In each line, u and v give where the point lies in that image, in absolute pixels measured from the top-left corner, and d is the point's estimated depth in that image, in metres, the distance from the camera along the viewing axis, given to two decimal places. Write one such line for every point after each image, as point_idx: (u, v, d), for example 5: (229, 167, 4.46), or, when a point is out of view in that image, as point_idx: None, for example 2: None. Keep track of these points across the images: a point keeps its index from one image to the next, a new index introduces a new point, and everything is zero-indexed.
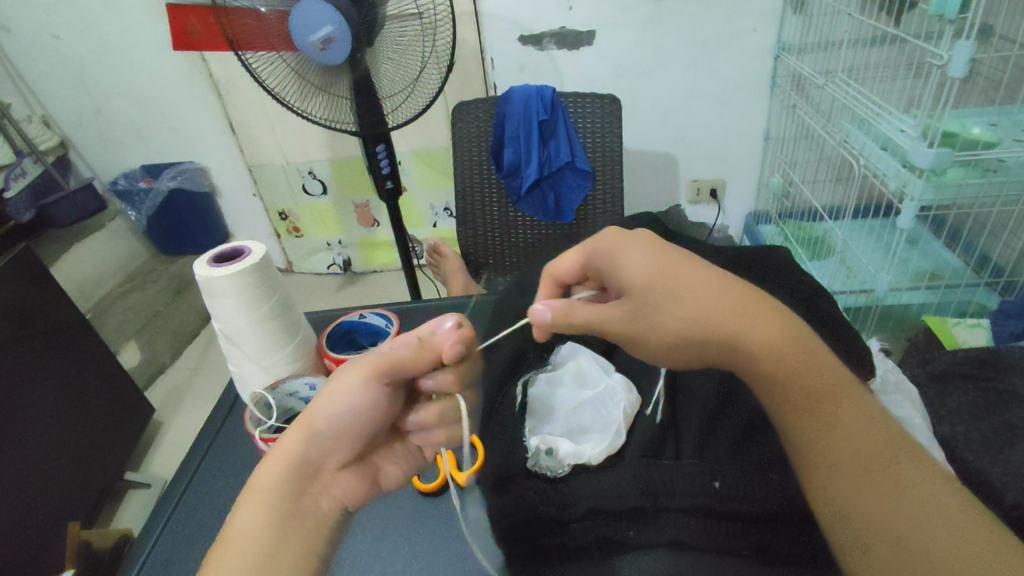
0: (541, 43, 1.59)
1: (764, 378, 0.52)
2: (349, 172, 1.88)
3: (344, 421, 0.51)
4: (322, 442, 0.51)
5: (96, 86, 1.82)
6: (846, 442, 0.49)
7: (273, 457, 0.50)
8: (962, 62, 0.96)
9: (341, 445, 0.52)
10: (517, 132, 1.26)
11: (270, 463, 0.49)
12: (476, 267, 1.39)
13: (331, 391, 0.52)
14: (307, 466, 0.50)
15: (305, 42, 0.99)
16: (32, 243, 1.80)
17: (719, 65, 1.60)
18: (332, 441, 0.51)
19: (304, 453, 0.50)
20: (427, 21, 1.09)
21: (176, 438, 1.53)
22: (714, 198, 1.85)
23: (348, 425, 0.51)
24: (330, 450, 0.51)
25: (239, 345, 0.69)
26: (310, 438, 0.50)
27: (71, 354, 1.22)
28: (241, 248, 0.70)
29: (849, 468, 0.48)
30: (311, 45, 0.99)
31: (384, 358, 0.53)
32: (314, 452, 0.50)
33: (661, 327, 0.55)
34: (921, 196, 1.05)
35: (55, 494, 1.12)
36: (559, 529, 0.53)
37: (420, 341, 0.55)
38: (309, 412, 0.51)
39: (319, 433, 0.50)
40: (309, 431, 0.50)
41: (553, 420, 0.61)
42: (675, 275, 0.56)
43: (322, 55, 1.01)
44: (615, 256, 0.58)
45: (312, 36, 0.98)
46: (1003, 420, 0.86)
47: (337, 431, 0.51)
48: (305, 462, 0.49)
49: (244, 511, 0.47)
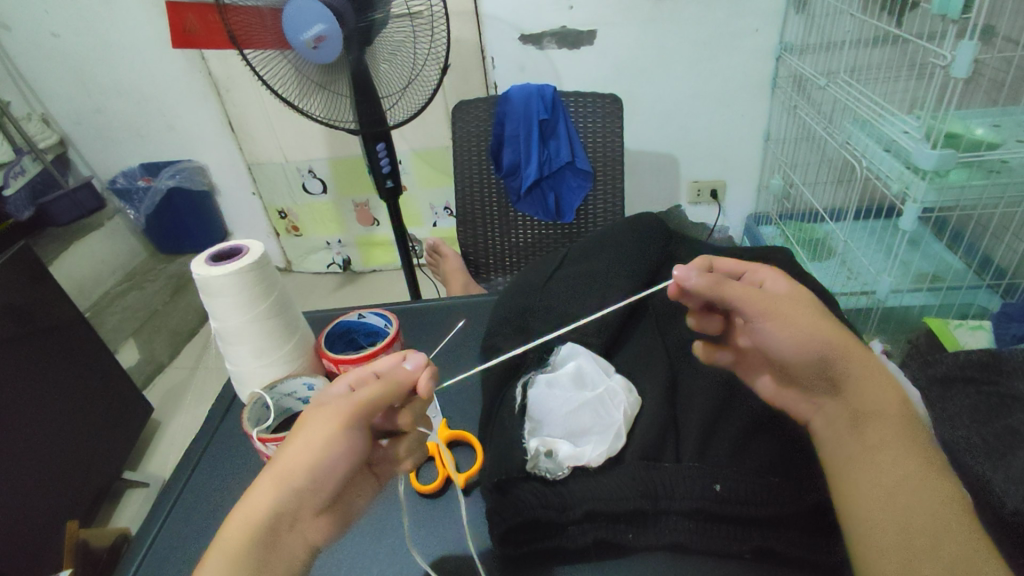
0: (542, 42, 1.58)
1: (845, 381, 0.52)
2: (349, 172, 1.88)
3: (316, 471, 0.47)
4: (292, 497, 0.47)
5: (95, 83, 1.81)
6: (878, 428, 0.50)
7: (242, 513, 0.46)
8: (966, 63, 0.95)
9: (315, 497, 0.48)
10: (517, 132, 1.26)
11: (240, 519, 0.46)
12: (476, 267, 1.38)
13: (301, 441, 0.48)
14: (280, 518, 0.47)
15: (297, 40, 0.98)
16: (31, 241, 1.80)
17: (720, 65, 1.60)
18: (304, 493, 0.47)
19: (276, 507, 0.46)
20: (418, 21, 1.09)
21: (175, 437, 1.53)
22: (714, 199, 1.85)
23: (326, 477, 0.48)
24: (304, 501, 0.47)
25: (237, 344, 0.69)
26: (281, 493, 0.47)
27: (70, 352, 1.22)
28: (239, 246, 0.69)
29: (872, 450, 0.49)
30: (303, 43, 0.98)
31: (361, 404, 0.50)
32: (288, 505, 0.47)
33: (788, 324, 0.54)
34: (924, 197, 1.05)
35: (54, 492, 1.12)
36: (558, 531, 0.54)
37: (391, 380, 0.53)
38: (276, 466, 0.47)
39: (290, 489, 0.47)
40: (280, 485, 0.47)
41: (552, 422, 0.59)
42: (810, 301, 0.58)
43: (313, 54, 1.00)
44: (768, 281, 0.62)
45: (303, 35, 0.97)
46: (1004, 424, 0.85)
47: (309, 483, 0.47)
48: (279, 514, 0.46)
49: (208, 567, 0.44)
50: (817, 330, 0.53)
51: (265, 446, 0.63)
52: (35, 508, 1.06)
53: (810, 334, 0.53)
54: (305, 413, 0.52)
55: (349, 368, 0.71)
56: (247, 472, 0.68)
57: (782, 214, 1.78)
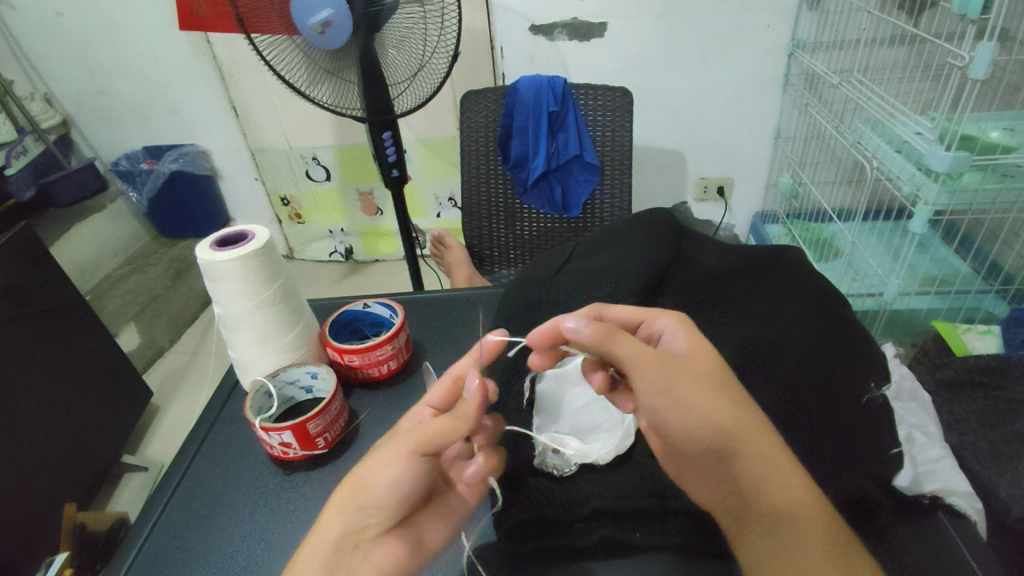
0: (552, 33, 1.56)
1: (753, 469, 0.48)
2: (354, 160, 1.86)
3: (374, 493, 0.50)
4: (355, 517, 0.50)
5: (98, 64, 1.79)
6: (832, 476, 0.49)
7: (316, 537, 0.50)
8: (984, 65, 0.93)
9: (377, 516, 0.50)
10: (526, 124, 1.25)
11: (314, 544, 0.49)
12: (480, 259, 1.38)
13: (370, 463, 0.51)
14: (349, 536, 0.50)
15: (304, 25, 0.97)
16: (32, 221, 1.78)
17: (731, 61, 1.58)
18: (364, 513, 0.50)
19: (346, 527, 0.50)
20: (428, 6, 1.07)
21: (174, 422, 1.52)
22: (720, 197, 1.84)
23: (386, 496, 0.50)
24: (369, 517, 0.50)
25: (240, 330, 0.68)
26: (351, 508, 0.50)
27: (71, 335, 1.21)
28: (244, 232, 0.68)
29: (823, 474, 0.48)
30: (311, 27, 0.97)
31: (417, 433, 0.50)
32: (354, 528, 0.50)
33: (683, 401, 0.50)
34: (935, 200, 1.03)
35: (53, 474, 1.12)
36: (565, 529, 0.53)
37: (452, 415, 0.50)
38: (347, 487, 0.51)
39: (354, 509, 0.50)
40: (347, 507, 0.50)
41: (558, 419, 0.60)
42: (723, 371, 0.52)
43: (320, 39, 0.99)
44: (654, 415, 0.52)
45: (312, 19, 0.96)
46: (1012, 429, 0.87)
47: (373, 502, 0.50)
48: (347, 532, 0.50)
49: None
50: (714, 409, 0.49)
51: (268, 434, 0.63)
52: (34, 490, 1.06)
53: (707, 413, 0.49)
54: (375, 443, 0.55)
55: (353, 359, 0.72)
56: (247, 460, 0.67)
57: (789, 213, 1.76)
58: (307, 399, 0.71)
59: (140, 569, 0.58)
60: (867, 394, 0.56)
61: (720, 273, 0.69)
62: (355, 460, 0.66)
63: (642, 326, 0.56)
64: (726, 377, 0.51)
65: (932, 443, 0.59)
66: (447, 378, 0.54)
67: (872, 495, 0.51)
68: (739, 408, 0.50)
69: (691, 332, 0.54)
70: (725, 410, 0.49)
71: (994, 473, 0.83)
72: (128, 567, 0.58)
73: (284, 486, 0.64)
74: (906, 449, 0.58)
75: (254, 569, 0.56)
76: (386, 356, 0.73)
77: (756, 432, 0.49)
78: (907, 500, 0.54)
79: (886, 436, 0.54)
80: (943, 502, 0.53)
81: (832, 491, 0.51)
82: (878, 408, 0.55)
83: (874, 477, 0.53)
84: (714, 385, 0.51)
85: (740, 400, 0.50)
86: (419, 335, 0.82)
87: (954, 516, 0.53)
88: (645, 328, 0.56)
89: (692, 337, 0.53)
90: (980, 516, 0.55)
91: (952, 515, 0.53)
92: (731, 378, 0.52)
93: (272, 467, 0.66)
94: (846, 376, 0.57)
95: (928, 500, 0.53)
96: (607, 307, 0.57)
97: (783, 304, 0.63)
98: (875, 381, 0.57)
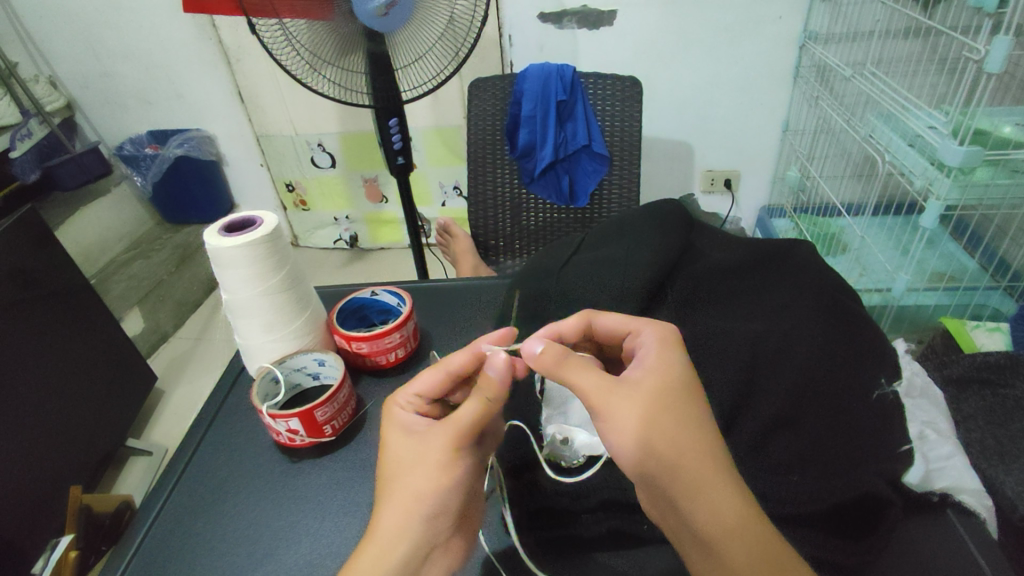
0: (561, 22, 1.54)
1: (686, 464, 0.46)
2: (361, 147, 1.85)
3: (443, 499, 0.50)
4: (427, 532, 0.49)
5: (103, 46, 1.77)
6: None
7: (376, 546, 0.48)
8: (1000, 60, 0.91)
9: (440, 526, 0.50)
10: (534, 112, 1.22)
11: (374, 554, 0.48)
12: (486, 249, 1.37)
13: (421, 473, 0.50)
14: (417, 552, 0.49)
15: (366, 8, 0.96)
16: (37, 205, 1.78)
17: (742, 51, 1.56)
18: (437, 524, 0.50)
19: (417, 537, 0.49)
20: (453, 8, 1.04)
21: (178, 406, 1.53)
22: (727, 189, 1.83)
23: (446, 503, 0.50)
24: (437, 529, 0.50)
25: (250, 318, 0.67)
26: (414, 525, 0.49)
27: (72, 320, 1.20)
28: (252, 218, 0.68)
29: None
30: (373, 10, 0.96)
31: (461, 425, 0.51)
32: (421, 543, 0.49)
33: (652, 421, 0.48)
34: (947, 194, 1.02)
35: (62, 456, 1.13)
36: (572, 519, 0.55)
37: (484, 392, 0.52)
38: (405, 502, 0.49)
39: (431, 516, 0.49)
40: (410, 524, 0.49)
41: (570, 411, 0.61)
42: (681, 396, 0.49)
43: (380, 21, 0.99)
44: (643, 446, 0.47)
45: (374, 2, 0.95)
46: (1018, 426, 0.87)
47: (439, 511, 0.50)
48: (416, 549, 0.49)
49: None
50: (664, 422, 0.48)
51: (275, 420, 0.63)
52: (41, 473, 1.07)
53: (671, 430, 0.48)
54: (396, 449, 0.53)
55: (361, 347, 0.72)
56: (251, 448, 0.67)
57: (796, 207, 1.75)
58: (314, 385, 0.71)
59: (147, 553, 0.58)
60: (879, 390, 0.56)
61: (729, 267, 0.68)
62: (362, 450, 0.66)
63: (629, 339, 0.57)
64: (682, 405, 0.49)
65: (942, 441, 0.60)
66: (441, 370, 0.57)
67: (881, 491, 0.50)
68: (685, 441, 0.47)
69: (670, 353, 0.52)
70: (670, 433, 0.48)
71: (1001, 471, 0.82)
72: (136, 551, 0.58)
73: (289, 473, 0.64)
74: (918, 448, 0.60)
75: (258, 556, 0.57)
76: (394, 345, 0.73)
77: (700, 443, 0.47)
78: (914, 496, 0.54)
79: (896, 430, 0.54)
80: (953, 500, 0.54)
81: (837, 490, 0.51)
82: (889, 403, 0.56)
83: (885, 475, 0.52)
84: (659, 415, 0.48)
85: (686, 424, 0.48)
86: (425, 325, 0.82)
87: (963, 514, 0.54)
88: (630, 341, 0.56)
89: (666, 353, 0.52)
90: (990, 513, 0.56)
91: (960, 513, 0.54)
92: (690, 405, 0.49)
93: (276, 454, 0.66)
94: (857, 370, 0.57)
95: (937, 498, 0.54)
96: (596, 315, 0.59)
97: (795, 298, 0.62)
98: (886, 377, 0.58)
